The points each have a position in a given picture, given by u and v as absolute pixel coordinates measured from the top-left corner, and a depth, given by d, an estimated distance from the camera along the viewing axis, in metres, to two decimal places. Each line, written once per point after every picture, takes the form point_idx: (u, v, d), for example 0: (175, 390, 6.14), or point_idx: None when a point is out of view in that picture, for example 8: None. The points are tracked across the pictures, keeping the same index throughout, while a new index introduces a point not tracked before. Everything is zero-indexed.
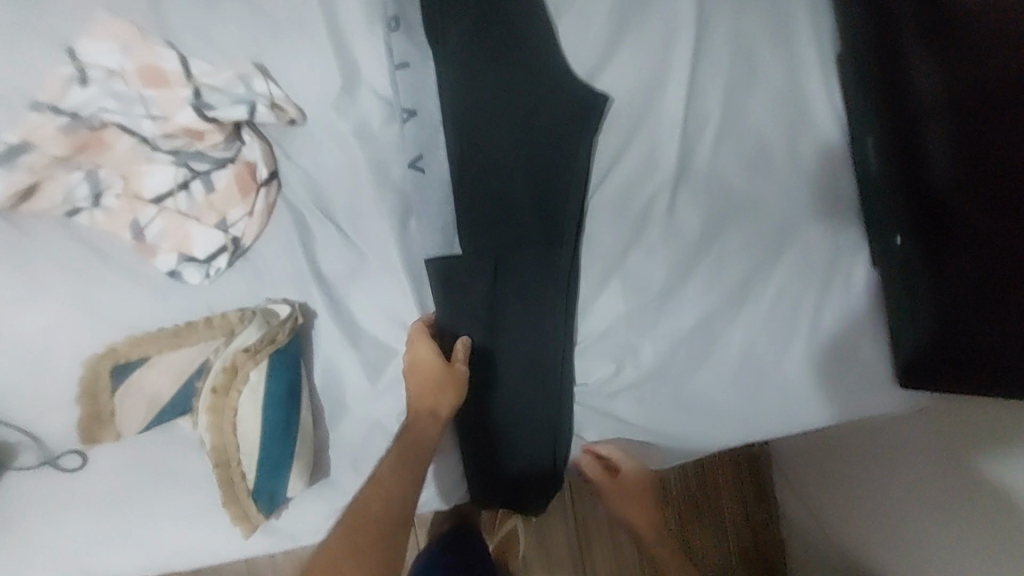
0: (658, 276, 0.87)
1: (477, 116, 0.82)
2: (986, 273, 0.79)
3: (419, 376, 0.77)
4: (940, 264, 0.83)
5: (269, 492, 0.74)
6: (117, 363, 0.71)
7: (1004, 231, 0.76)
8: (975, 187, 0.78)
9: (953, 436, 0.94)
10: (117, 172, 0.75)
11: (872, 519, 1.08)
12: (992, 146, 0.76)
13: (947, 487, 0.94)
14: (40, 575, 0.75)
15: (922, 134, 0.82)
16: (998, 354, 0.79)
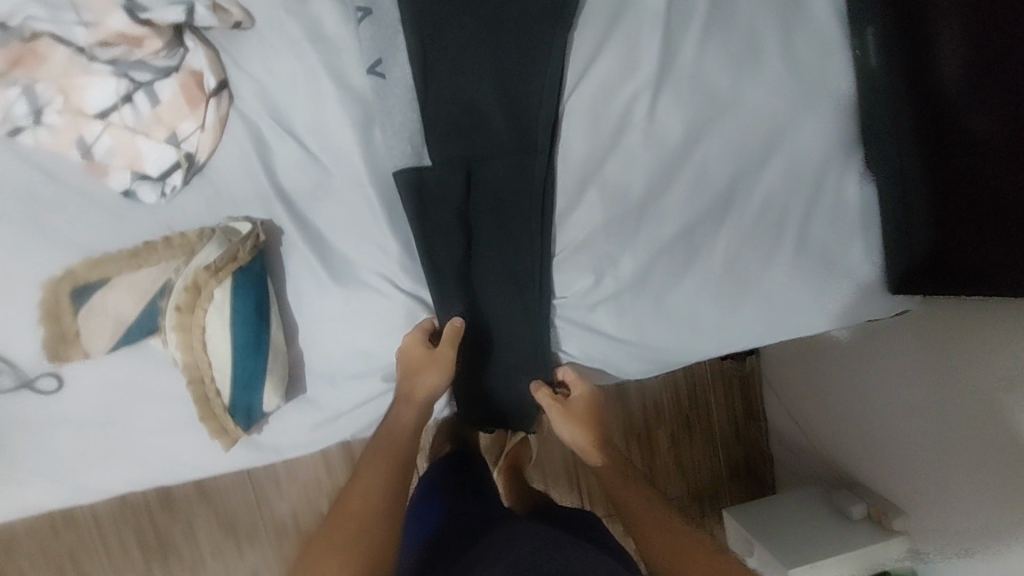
0: (638, 185, 0.82)
1: (437, 14, 0.75)
2: (983, 175, 0.76)
3: (415, 370, 0.79)
4: (942, 165, 0.81)
5: (246, 408, 0.75)
6: (77, 285, 0.70)
7: (1002, 129, 0.72)
8: (979, 82, 0.73)
9: (942, 332, 1.04)
10: (54, 86, 0.70)
11: (867, 413, 1.22)
12: (997, 35, 0.70)
13: (941, 378, 1.05)
14: (36, 488, 0.78)
15: (930, 25, 0.77)
16: (993, 254, 0.78)
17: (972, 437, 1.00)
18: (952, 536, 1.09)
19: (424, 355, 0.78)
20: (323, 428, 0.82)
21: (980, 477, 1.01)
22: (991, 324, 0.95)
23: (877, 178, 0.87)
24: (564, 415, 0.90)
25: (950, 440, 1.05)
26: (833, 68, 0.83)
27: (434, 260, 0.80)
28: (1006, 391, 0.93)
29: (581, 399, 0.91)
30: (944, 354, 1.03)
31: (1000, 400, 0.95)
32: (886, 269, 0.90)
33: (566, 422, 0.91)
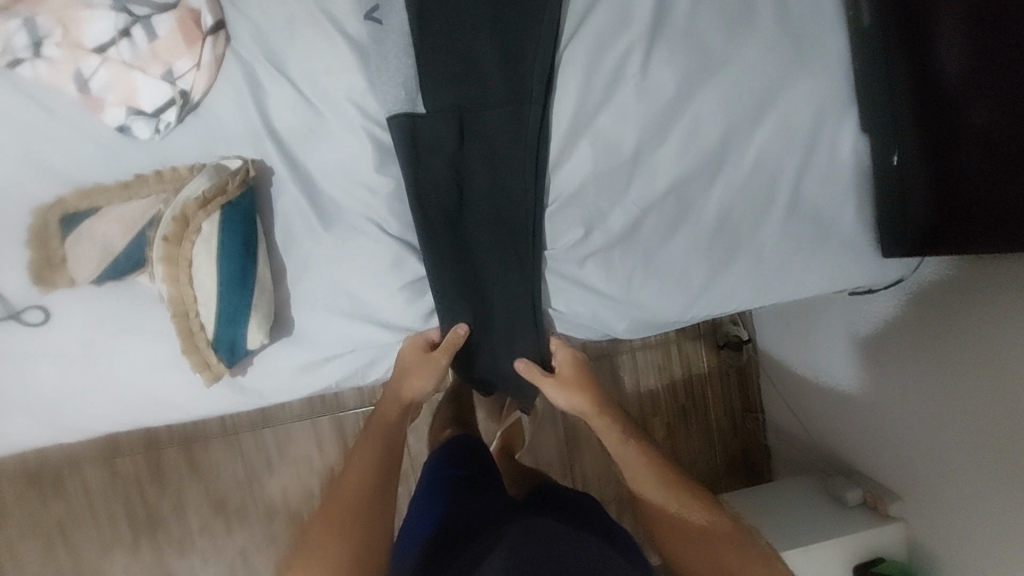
0: (629, 138, 0.82)
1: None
2: (977, 128, 0.76)
3: (411, 374, 0.84)
4: (935, 122, 0.80)
5: (229, 342, 0.74)
6: (67, 213, 0.71)
7: (999, 79, 0.72)
8: (976, 34, 0.73)
9: (945, 299, 1.00)
10: (54, 19, 0.71)
11: (866, 392, 1.20)
12: None
13: (941, 349, 1.02)
14: (18, 423, 0.78)
15: None
16: (986, 211, 0.77)
17: (973, 412, 0.98)
18: (952, 519, 1.05)
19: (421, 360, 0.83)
20: (308, 373, 0.81)
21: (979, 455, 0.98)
22: (1000, 294, 0.91)
23: (870, 140, 0.86)
24: (557, 385, 0.90)
25: (946, 422, 1.03)
26: (826, 27, 0.84)
27: (424, 206, 0.79)
28: (1009, 362, 0.90)
29: (570, 366, 0.91)
30: (945, 322, 1.01)
31: (1002, 377, 0.92)
32: (880, 231, 0.89)
33: (564, 394, 0.91)
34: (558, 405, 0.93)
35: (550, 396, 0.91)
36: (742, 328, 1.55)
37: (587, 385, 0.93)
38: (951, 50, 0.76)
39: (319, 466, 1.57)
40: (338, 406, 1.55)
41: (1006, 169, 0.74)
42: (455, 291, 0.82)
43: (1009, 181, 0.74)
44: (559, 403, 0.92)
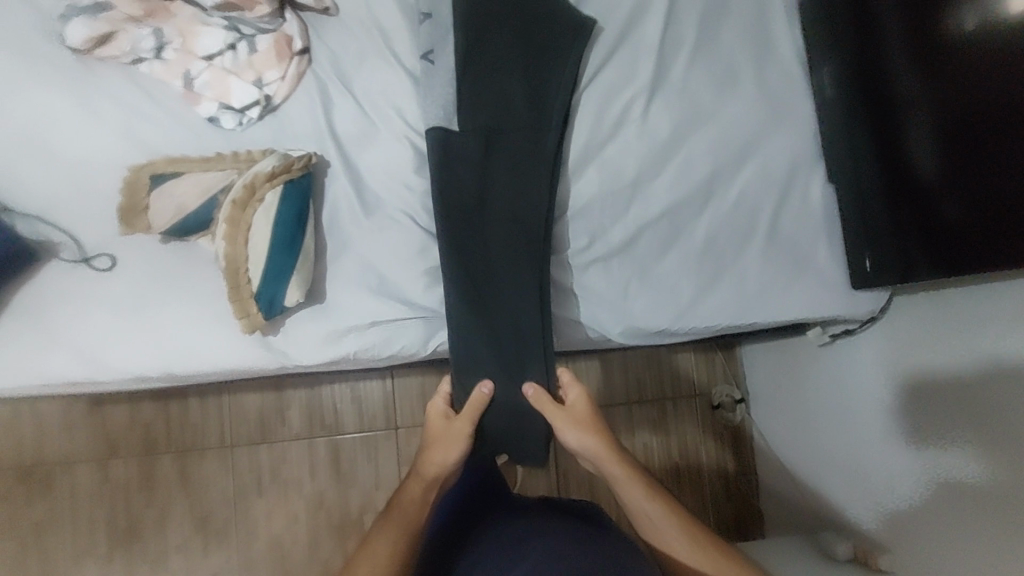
0: (630, 167, 0.97)
1: (483, 15, 0.93)
2: (931, 183, 0.87)
3: (434, 441, 0.90)
4: (896, 176, 0.92)
5: (270, 299, 0.84)
6: (155, 173, 0.84)
7: (950, 141, 0.84)
8: (930, 103, 0.86)
9: (934, 329, 1.05)
10: (176, 31, 0.89)
11: (854, 432, 1.23)
12: (947, 62, 0.83)
13: (917, 395, 1.08)
14: (59, 360, 0.85)
15: (886, 59, 0.91)
16: (939, 256, 0.87)
17: (972, 445, 0.98)
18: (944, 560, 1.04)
19: (446, 425, 0.90)
20: (331, 342, 0.90)
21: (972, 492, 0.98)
22: (967, 337, 0.99)
23: (838, 190, 1.01)
24: (569, 420, 0.91)
25: (923, 469, 1.07)
26: (794, 97, 1.02)
27: (447, 204, 0.89)
28: (991, 396, 0.94)
29: (585, 406, 0.92)
30: (932, 358, 1.05)
31: (974, 419, 0.97)
32: (851, 266, 1.01)
33: (576, 432, 0.90)
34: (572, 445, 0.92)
35: (564, 434, 0.90)
36: (735, 388, 1.61)
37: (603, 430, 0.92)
38: (915, 129, 0.88)
39: (308, 492, 1.55)
40: (336, 429, 1.56)
41: (956, 218, 0.84)
42: (468, 284, 0.89)
43: (959, 229, 0.84)
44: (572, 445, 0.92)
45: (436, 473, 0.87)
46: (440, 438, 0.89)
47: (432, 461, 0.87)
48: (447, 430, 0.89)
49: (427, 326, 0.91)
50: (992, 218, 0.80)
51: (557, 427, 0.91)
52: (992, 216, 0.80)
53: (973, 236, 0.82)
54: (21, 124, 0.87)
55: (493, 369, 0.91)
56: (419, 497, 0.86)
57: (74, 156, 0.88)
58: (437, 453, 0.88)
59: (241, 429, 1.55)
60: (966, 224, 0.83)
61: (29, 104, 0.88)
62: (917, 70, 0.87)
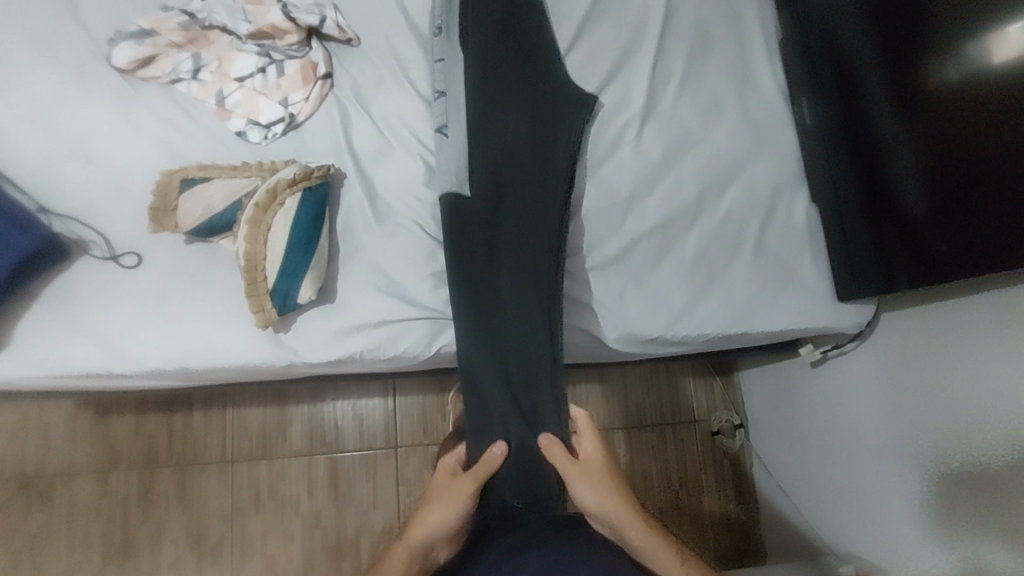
0: (624, 186, 1.04)
1: (491, 64, 0.99)
2: (907, 199, 0.93)
3: (435, 498, 0.85)
4: (875, 194, 0.99)
5: (283, 294, 0.90)
6: (187, 178, 0.92)
7: (921, 160, 0.90)
8: (902, 127, 0.93)
9: (917, 342, 1.08)
10: (214, 55, 1.00)
11: (843, 448, 1.25)
12: (914, 89, 0.90)
13: (908, 413, 1.09)
14: (80, 350, 0.90)
15: (860, 88, 0.99)
16: (919, 266, 0.92)
17: (963, 462, 0.98)
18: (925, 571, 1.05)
19: (450, 483, 0.85)
20: (338, 339, 0.94)
21: (950, 503, 1.01)
22: (947, 355, 1.01)
23: (821, 209, 1.08)
24: (585, 473, 0.84)
25: (915, 490, 1.07)
26: (776, 126, 1.11)
27: (459, 248, 0.94)
28: (965, 408, 0.98)
29: (598, 459, 0.86)
30: (918, 376, 1.07)
31: (965, 439, 0.98)
32: (838, 280, 1.07)
33: (591, 489, 0.83)
34: (588, 506, 0.83)
35: (577, 489, 0.83)
36: (734, 414, 1.60)
37: (620, 485, 0.84)
38: (890, 150, 0.95)
39: (304, 511, 1.52)
40: (336, 446, 1.55)
41: (932, 231, 0.90)
42: (479, 324, 0.93)
43: (935, 241, 0.89)
44: (587, 504, 0.83)
45: (422, 537, 0.81)
46: (443, 495, 0.84)
47: (426, 523, 0.82)
48: (450, 489, 0.84)
49: (431, 327, 0.96)
50: (963, 230, 0.85)
51: (569, 481, 0.84)
52: (963, 229, 0.85)
53: (948, 247, 0.87)
54: (67, 134, 0.96)
55: (501, 411, 0.93)
56: (400, 564, 0.80)
57: (112, 164, 0.96)
58: (434, 515, 0.82)
59: (242, 443, 1.54)
60: (939, 244, 0.89)
61: (76, 117, 0.97)
62: (889, 97, 0.94)
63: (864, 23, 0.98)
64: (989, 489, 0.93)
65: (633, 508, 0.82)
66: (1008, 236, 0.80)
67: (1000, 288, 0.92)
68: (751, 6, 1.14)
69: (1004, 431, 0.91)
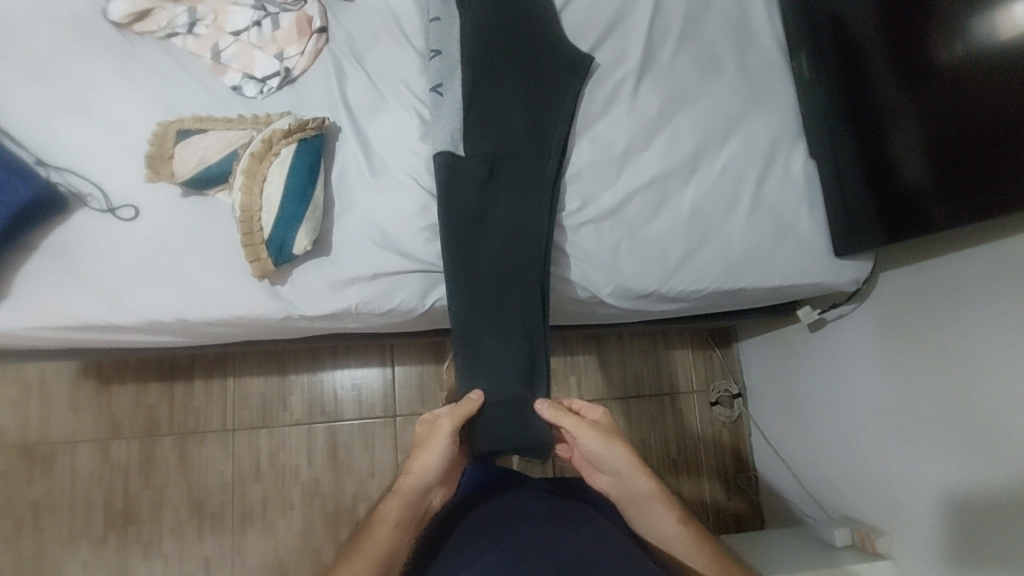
0: (620, 141, 1.03)
1: (486, 30, 1.00)
2: (902, 147, 0.93)
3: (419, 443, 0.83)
4: (870, 144, 0.99)
5: (279, 243, 0.89)
6: (183, 130, 0.92)
7: (919, 107, 0.90)
8: (900, 75, 0.93)
9: (915, 301, 1.06)
10: (209, 10, 1.00)
11: (838, 411, 1.24)
12: (914, 35, 0.90)
13: (907, 373, 1.07)
14: (79, 302, 0.91)
15: (859, 38, 0.99)
16: (913, 214, 0.92)
17: (961, 421, 0.97)
18: (922, 529, 1.05)
19: (430, 429, 0.83)
20: (335, 292, 0.94)
21: (946, 459, 1.00)
22: (941, 311, 1.01)
23: (817, 164, 1.08)
24: (596, 428, 0.84)
25: (911, 452, 1.06)
26: (773, 82, 1.10)
27: (452, 212, 0.93)
28: (964, 363, 0.97)
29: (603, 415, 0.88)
30: (916, 334, 1.06)
31: (963, 397, 0.97)
32: (833, 233, 1.07)
33: (602, 442, 0.83)
34: (598, 457, 0.84)
35: (586, 441, 0.83)
36: (733, 383, 1.60)
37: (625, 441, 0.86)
38: (888, 99, 0.95)
39: (305, 480, 1.52)
40: (335, 415, 1.54)
41: (926, 176, 0.90)
42: (471, 288, 0.93)
43: (928, 186, 0.90)
44: (594, 455, 0.84)
45: (412, 484, 0.80)
46: (425, 440, 0.83)
47: (414, 471, 0.80)
48: (430, 433, 0.83)
49: (426, 279, 0.97)
50: (958, 175, 0.86)
51: (579, 435, 0.84)
52: (958, 172, 0.86)
53: (942, 191, 0.88)
54: (63, 88, 0.96)
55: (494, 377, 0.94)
56: (394, 516, 0.78)
57: (108, 117, 0.96)
58: (419, 460, 0.81)
59: (243, 413, 1.53)
60: (943, 182, 0.88)
61: (72, 71, 0.97)
62: (888, 44, 0.94)
63: None
64: (989, 446, 0.93)
65: (636, 460, 0.84)
66: (1010, 166, 0.80)
67: (997, 241, 0.91)
68: None
69: (1004, 383, 0.90)
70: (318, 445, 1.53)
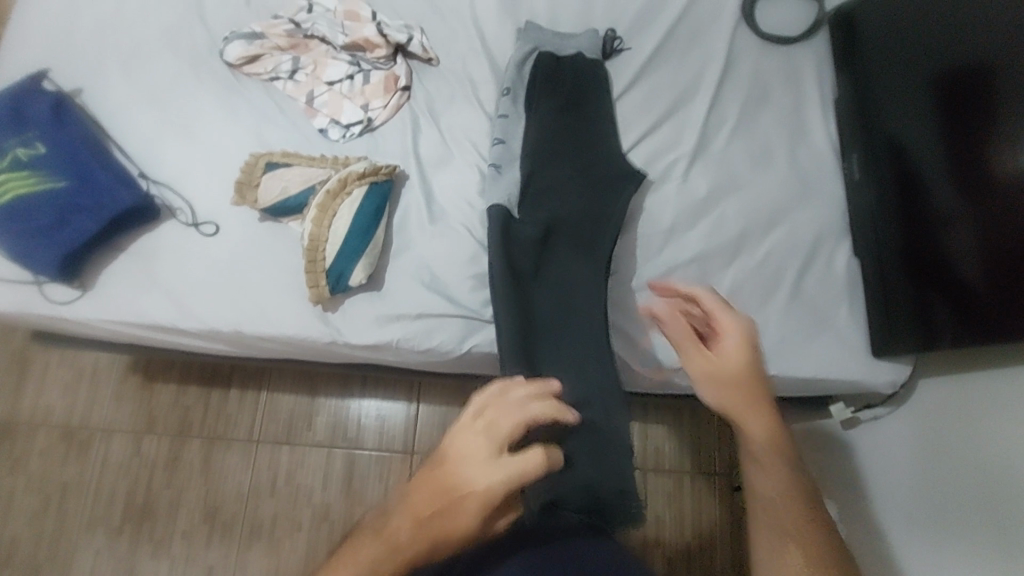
0: (667, 218, 1.08)
1: (547, 105, 1.10)
2: (952, 246, 0.93)
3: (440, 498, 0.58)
4: (919, 242, 0.99)
5: (338, 274, 0.97)
6: (270, 163, 1.02)
7: (968, 206, 0.90)
8: (949, 176, 0.94)
9: (952, 412, 1.04)
10: (311, 61, 1.13)
11: (861, 516, 1.17)
12: (963, 137, 0.92)
13: (939, 483, 1.02)
14: (150, 301, 0.99)
15: (908, 140, 1.02)
16: (964, 314, 0.90)
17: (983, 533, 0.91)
18: None
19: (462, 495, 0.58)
20: (380, 326, 1.00)
21: (969, 565, 0.93)
22: (978, 422, 0.98)
23: (865, 262, 1.10)
24: (707, 368, 0.72)
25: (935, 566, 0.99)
26: (823, 182, 1.15)
27: (515, 263, 0.97)
28: (996, 465, 0.93)
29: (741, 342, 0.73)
30: (951, 443, 1.02)
31: (987, 508, 0.92)
32: (873, 332, 1.07)
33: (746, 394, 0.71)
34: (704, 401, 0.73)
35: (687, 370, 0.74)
36: None
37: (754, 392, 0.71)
38: (938, 200, 0.96)
39: (317, 501, 1.54)
40: (356, 442, 1.58)
41: (976, 275, 0.89)
42: (528, 335, 0.95)
43: (979, 285, 0.88)
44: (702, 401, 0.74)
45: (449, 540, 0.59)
46: (446, 504, 0.58)
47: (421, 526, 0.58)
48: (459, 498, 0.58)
49: (465, 325, 1.01)
50: (1007, 274, 0.84)
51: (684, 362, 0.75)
52: (1006, 271, 0.84)
53: (994, 291, 0.86)
54: (174, 113, 1.09)
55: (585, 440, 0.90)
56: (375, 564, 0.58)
57: (207, 142, 1.08)
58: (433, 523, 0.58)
59: (270, 426, 1.58)
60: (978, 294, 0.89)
61: (184, 99, 1.10)
62: (937, 146, 0.96)
63: (917, 77, 1.01)
64: (1005, 562, 0.86)
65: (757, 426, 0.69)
66: None
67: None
68: (807, 70, 1.20)
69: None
70: (335, 470, 1.56)
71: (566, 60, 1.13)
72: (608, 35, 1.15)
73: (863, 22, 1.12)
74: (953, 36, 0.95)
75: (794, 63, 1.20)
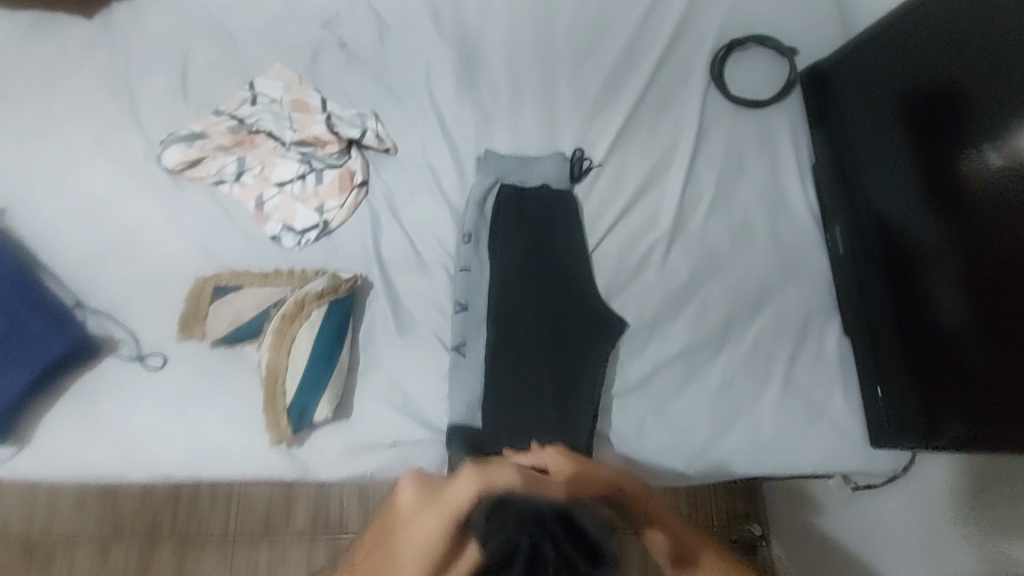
0: (650, 309, 1.03)
1: (512, 239, 1.00)
2: (945, 325, 0.88)
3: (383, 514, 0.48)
4: (912, 321, 0.94)
5: (299, 412, 0.90)
6: (219, 286, 0.94)
7: (954, 284, 0.86)
8: (932, 251, 0.90)
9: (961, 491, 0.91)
10: (258, 160, 1.04)
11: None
12: (943, 212, 0.88)
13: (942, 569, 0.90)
14: (97, 448, 0.91)
15: (891, 213, 0.98)
16: (961, 398, 0.85)
17: None
18: None
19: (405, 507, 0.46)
20: (350, 457, 0.93)
21: None
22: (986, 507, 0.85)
23: (855, 340, 1.05)
24: None
25: None
26: (808, 254, 1.10)
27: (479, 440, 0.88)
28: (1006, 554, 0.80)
29: None
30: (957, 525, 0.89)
31: None
32: (869, 414, 1.02)
33: None
34: None
35: None
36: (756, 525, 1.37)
37: None
38: (925, 278, 0.92)
39: None
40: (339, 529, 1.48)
41: (970, 356, 0.84)
42: None
43: (972, 367, 0.83)
44: None
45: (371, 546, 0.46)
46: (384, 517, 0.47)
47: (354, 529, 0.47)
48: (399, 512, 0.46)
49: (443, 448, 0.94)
50: (998, 356, 0.79)
51: None
52: (997, 352, 0.79)
53: (986, 374, 0.81)
54: (109, 229, 1.00)
55: None
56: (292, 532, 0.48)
57: (148, 260, 0.99)
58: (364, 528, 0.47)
59: (246, 521, 1.48)
60: (972, 379, 0.84)
61: (119, 212, 1.00)
62: (920, 220, 0.92)
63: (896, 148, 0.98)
64: None
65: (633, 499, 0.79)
66: None
67: None
68: (784, 133, 1.15)
69: None
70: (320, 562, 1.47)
71: (531, 191, 1.03)
72: (577, 155, 1.07)
73: (836, 94, 1.09)
74: (924, 107, 0.92)
75: (770, 128, 1.15)
